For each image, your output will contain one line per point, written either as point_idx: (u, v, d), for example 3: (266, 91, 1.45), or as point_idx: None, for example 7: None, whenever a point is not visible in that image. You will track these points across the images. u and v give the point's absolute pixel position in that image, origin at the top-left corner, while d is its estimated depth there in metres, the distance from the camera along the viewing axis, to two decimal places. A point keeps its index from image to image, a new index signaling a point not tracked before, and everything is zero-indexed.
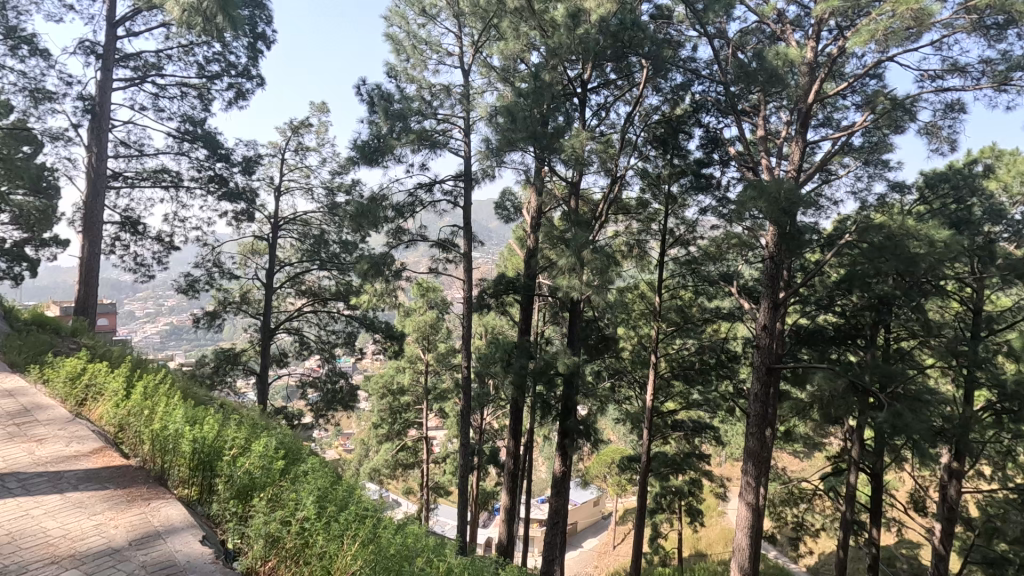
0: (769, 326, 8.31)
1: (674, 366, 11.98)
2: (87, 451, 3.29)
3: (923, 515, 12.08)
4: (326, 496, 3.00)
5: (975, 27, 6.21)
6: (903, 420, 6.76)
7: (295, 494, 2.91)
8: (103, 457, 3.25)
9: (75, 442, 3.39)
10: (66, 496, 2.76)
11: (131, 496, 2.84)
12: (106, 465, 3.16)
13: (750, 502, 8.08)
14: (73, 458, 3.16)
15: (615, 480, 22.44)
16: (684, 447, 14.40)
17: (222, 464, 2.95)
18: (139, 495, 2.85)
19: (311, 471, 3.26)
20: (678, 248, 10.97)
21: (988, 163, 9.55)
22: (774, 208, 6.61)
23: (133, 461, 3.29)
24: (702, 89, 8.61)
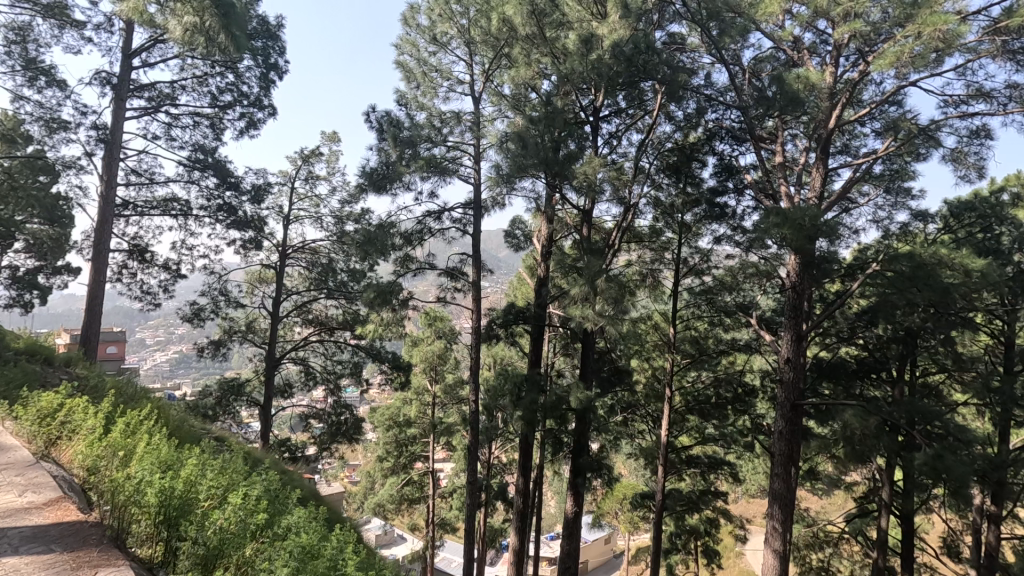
0: (792, 359, 7.96)
1: (690, 400, 11.59)
2: (41, 503, 3.03)
3: (958, 562, 11.36)
4: (305, 562, 2.71)
5: (1001, 51, 6.05)
6: (945, 462, 6.35)
7: (271, 562, 2.62)
8: (57, 511, 2.98)
9: (30, 492, 3.13)
10: (2, 562, 2.45)
11: (77, 562, 2.51)
12: (58, 521, 2.88)
13: (777, 549, 7.56)
14: (23, 513, 2.90)
15: (627, 517, 21.72)
16: (699, 485, 13.82)
17: (189, 524, 2.66)
18: (85, 561, 2.53)
19: (291, 532, 2.96)
20: (692, 278, 10.69)
21: (1013, 191, 9.29)
22: (799, 236, 6.36)
23: (91, 516, 3.00)
24: (716, 116, 8.49)
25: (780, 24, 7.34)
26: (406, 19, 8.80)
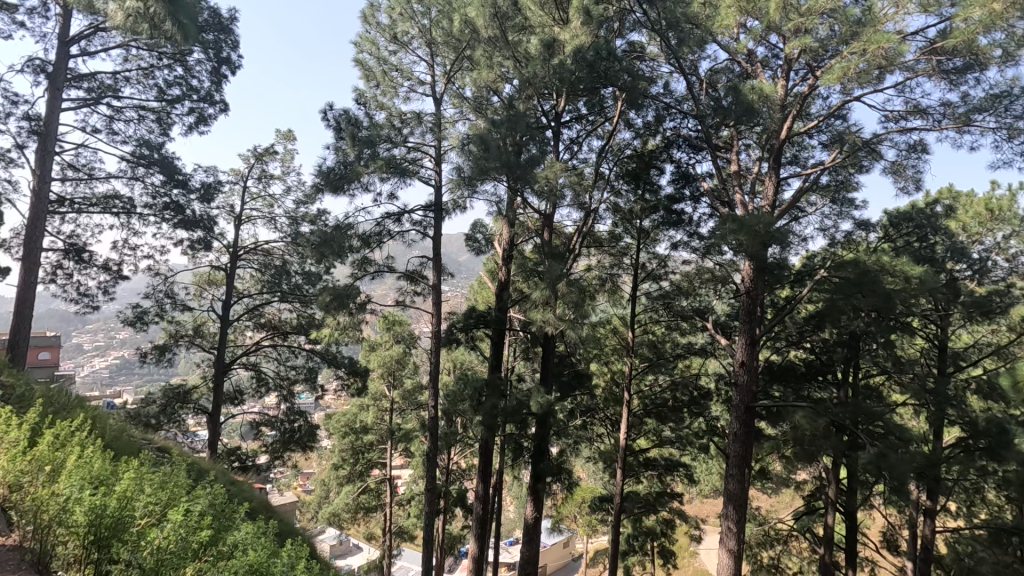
0: (747, 362, 8.18)
1: (647, 403, 11.79)
2: None
3: (897, 555, 11.93)
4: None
5: (936, 70, 6.43)
6: (887, 460, 6.65)
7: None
8: None
9: None
10: None
11: None
12: None
13: (731, 549, 7.71)
14: None
15: (586, 520, 21.92)
16: (656, 486, 14.04)
17: (121, 547, 2.49)
18: None
19: (237, 552, 2.83)
20: (650, 283, 10.89)
21: (946, 203, 9.87)
22: (754, 243, 6.56)
23: (9, 540, 2.78)
24: (674, 125, 8.68)
25: (735, 37, 7.57)
26: (366, 17, 8.63)
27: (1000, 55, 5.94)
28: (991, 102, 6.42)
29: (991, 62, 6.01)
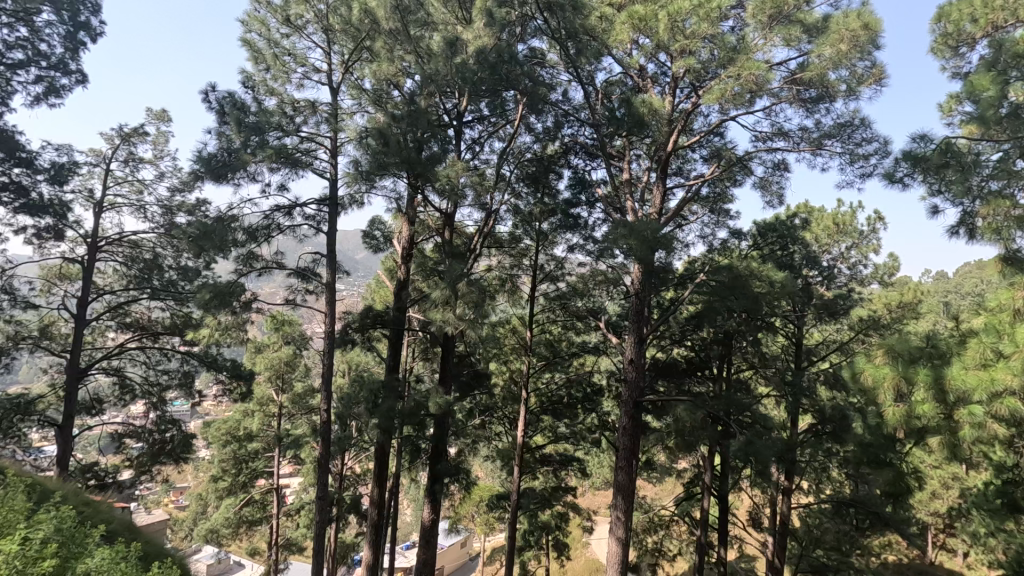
0: (635, 360, 8.67)
1: (544, 401, 12.12)
2: None
3: (760, 531, 13.29)
4: None
5: (796, 98, 7.24)
6: (753, 446, 7.36)
7: None
8: None
9: None
10: None
11: None
12: None
13: (620, 537, 8.14)
14: None
15: (484, 518, 22.10)
16: (551, 481, 14.49)
17: None
18: None
19: None
20: (548, 284, 11.22)
21: (803, 217, 11.15)
22: (642, 247, 6.98)
23: None
24: (571, 132, 9.01)
25: (628, 52, 7.99)
26: None
27: (845, 89, 6.81)
28: (838, 129, 7.35)
29: (838, 94, 6.87)
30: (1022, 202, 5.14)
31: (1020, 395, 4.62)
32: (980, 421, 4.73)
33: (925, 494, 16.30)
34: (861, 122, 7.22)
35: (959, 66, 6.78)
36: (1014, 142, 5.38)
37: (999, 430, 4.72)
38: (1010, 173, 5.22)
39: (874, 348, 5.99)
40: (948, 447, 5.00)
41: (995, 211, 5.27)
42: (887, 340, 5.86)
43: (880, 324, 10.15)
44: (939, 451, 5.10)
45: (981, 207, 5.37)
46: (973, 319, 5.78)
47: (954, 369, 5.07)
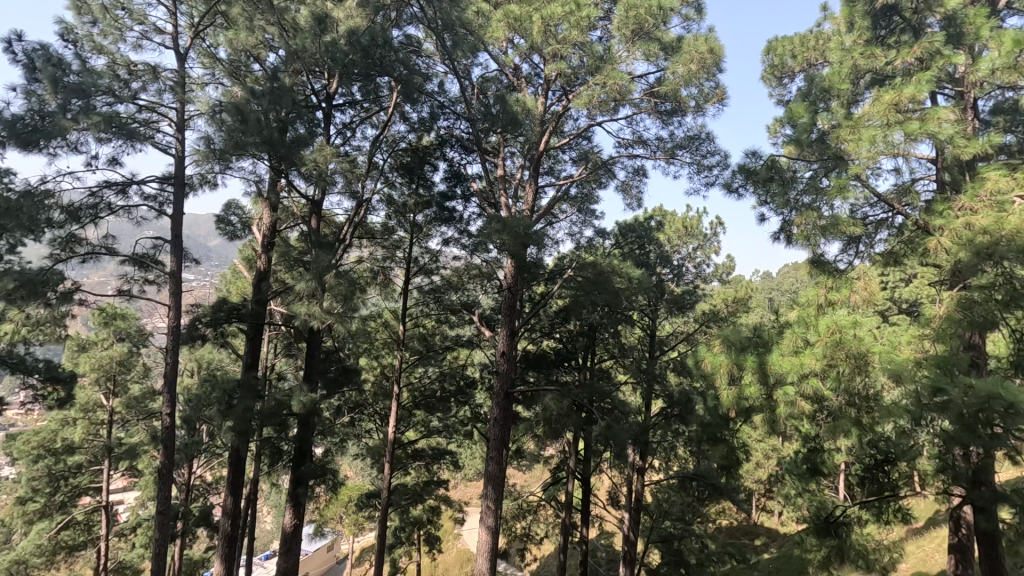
0: (507, 352, 8.89)
1: (416, 395, 11.97)
2: None
3: (617, 508, 14.37)
4: None
5: (654, 109, 7.87)
6: (612, 431, 7.93)
7: None
8: None
9: None
10: None
11: None
12: None
13: (490, 526, 8.32)
14: None
15: (352, 518, 21.33)
16: (423, 476, 14.37)
17: None
18: None
19: None
20: (422, 277, 11.07)
21: (658, 220, 12.20)
22: (514, 242, 7.17)
23: None
24: (447, 124, 8.95)
25: (503, 50, 8.14)
26: None
27: (694, 106, 7.57)
28: (688, 141, 8.14)
29: (689, 110, 7.61)
30: (826, 214, 6.08)
31: (820, 376, 5.50)
32: (791, 399, 5.55)
33: (752, 465, 18.80)
34: (706, 136, 8.08)
35: (782, 94, 7.84)
36: (821, 162, 6.27)
37: (806, 408, 5.56)
38: (818, 189, 6.14)
39: (713, 338, 6.76)
40: (768, 423, 5.80)
41: (807, 221, 6.18)
42: (723, 331, 6.64)
43: (718, 317, 11.48)
44: (762, 426, 5.89)
45: (796, 217, 6.26)
46: (788, 312, 6.76)
47: (774, 355, 5.90)
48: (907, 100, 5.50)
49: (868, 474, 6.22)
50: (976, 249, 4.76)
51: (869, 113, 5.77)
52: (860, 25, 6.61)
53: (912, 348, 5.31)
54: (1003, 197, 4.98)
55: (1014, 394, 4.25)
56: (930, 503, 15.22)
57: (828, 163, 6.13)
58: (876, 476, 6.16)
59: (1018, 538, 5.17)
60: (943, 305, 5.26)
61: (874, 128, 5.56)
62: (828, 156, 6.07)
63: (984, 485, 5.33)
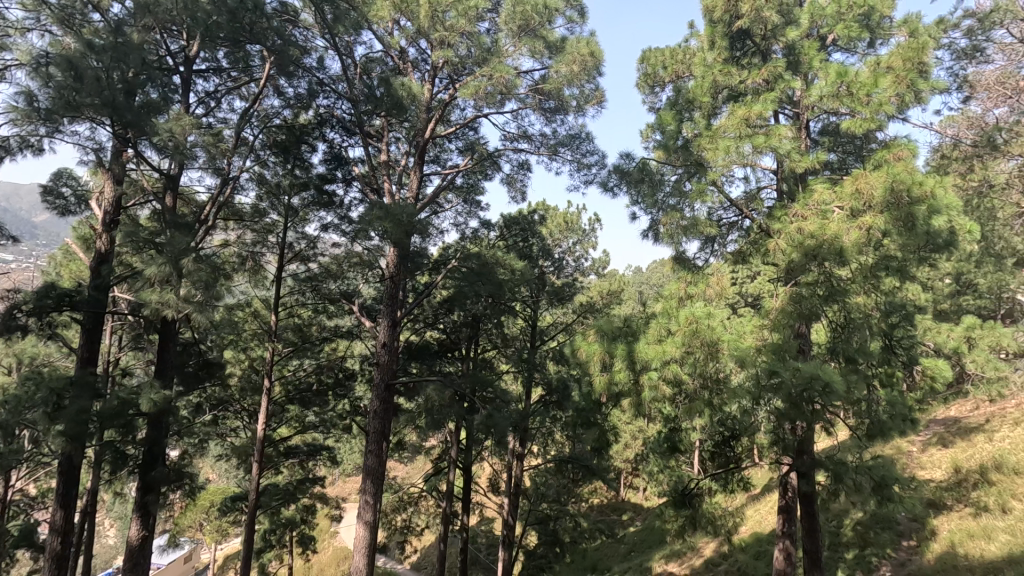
0: (388, 343, 8.67)
1: (290, 389, 11.28)
2: None
3: (498, 495, 14.68)
4: None
5: (538, 106, 8.04)
6: (493, 419, 8.08)
7: None
8: None
9: None
10: None
11: None
12: None
13: (368, 521, 8.10)
14: None
15: (214, 525, 19.64)
16: (297, 473, 13.60)
17: None
18: None
19: None
20: (297, 264, 10.43)
21: (541, 213, 12.56)
22: (397, 230, 6.99)
23: None
24: (327, 103, 8.48)
25: (389, 31, 7.87)
26: None
27: (575, 106, 7.88)
28: (570, 139, 8.48)
29: (570, 109, 7.90)
30: (688, 215, 6.70)
31: (680, 362, 6.07)
32: (654, 383, 6.05)
33: (621, 446, 20.26)
34: (586, 136, 8.47)
35: (654, 102, 8.42)
36: (685, 168, 6.81)
37: (667, 391, 6.09)
38: (682, 192, 6.72)
39: (588, 328, 7.16)
40: (635, 406, 6.29)
41: (672, 220, 6.77)
42: (597, 321, 7.06)
43: (594, 309, 12.12)
44: (629, 410, 6.37)
45: (663, 217, 6.81)
46: (654, 304, 7.36)
47: (641, 343, 6.39)
48: (755, 116, 6.21)
49: (717, 449, 7.00)
50: (804, 251, 5.54)
51: (725, 125, 6.39)
52: (719, 44, 7.29)
53: (754, 336, 5.98)
54: (826, 206, 5.80)
55: (830, 374, 5.02)
56: (764, 472, 17.47)
57: (691, 169, 6.73)
58: (723, 451, 6.97)
59: (829, 497, 6.12)
60: (778, 299, 6.04)
61: (729, 139, 6.20)
62: (691, 162, 6.73)
63: (805, 453, 6.23)
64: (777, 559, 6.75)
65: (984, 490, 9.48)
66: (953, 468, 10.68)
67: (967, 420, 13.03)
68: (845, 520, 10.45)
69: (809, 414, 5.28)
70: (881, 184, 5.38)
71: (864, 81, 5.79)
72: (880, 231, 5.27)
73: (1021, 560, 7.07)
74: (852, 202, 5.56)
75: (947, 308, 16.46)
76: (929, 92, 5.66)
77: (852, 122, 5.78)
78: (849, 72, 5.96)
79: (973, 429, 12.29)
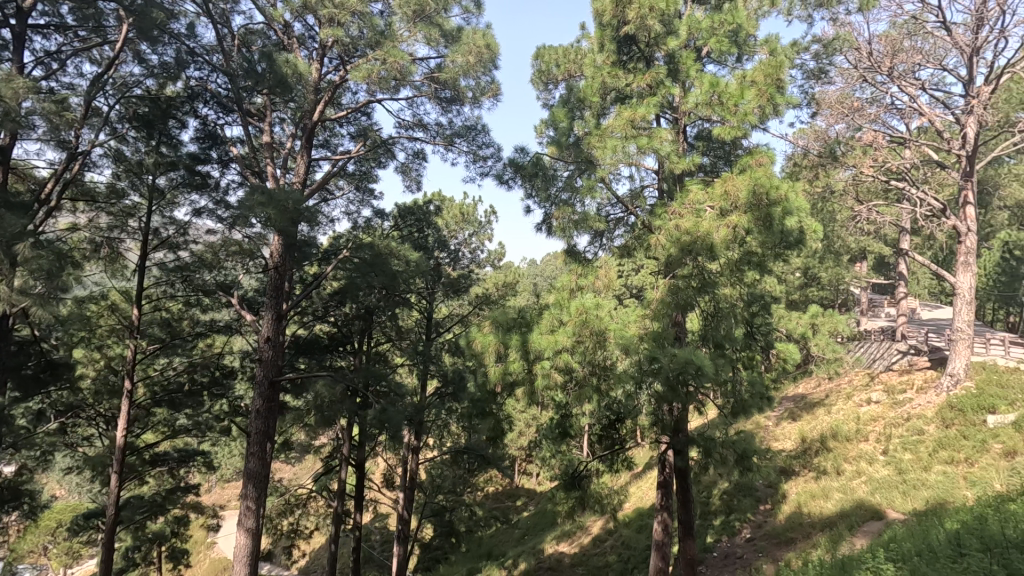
0: (272, 338, 8.12)
1: (156, 391, 10.19)
2: None
3: (392, 490, 14.39)
4: None
5: (434, 95, 7.93)
6: (387, 414, 7.88)
7: None
8: None
9: None
10: None
11: None
12: None
13: (250, 527, 7.57)
14: None
15: (63, 547, 17.33)
16: (165, 483, 12.36)
17: None
18: None
19: None
20: (165, 252, 9.42)
21: (437, 204, 12.44)
22: (282, 218, 6.55)
23: None
24: (199, 75, 7.72)
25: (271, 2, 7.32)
26: None
27: (471, 97, 7.87)
28: (465, 130, 8.46)
29: (466, 100, 7.88)
30: (578, 210, 6.99)
31: (570, 351, 6.33)
32: (546, 372, 6.25)
33: (515, 434, 20.76)
34: (482, 128, 8.50)
35: (547, 98, 8.63)
36: (576, 164, 7.11)
37: (558, 379, 6.32)
38: (573, 188, 7.00)
39: (483, 319, 7.22)
40: (528, 395, 6.46)
41: (564, 215, 7.02)
42: (492, 312, 7.15)
43: (489, 300, 12.23)
44: (523, 399, 6.52)
45: (555, 211, 7.04)
46: (547, 296, 7.58)
47: (534, 334, 6.57)
48: (640, 119, 6.60)
49: (604, 433, 7.38)
50: (681, 247, 6.01)
51: (613, 125, 6.72)
52: (608, 47, 7.64)
53: (637, 325, 6.40)
54: (699, 206, 6.30)
55: (701, 359, 5.51)
56: (645, 451, 18.83)
57: (582, 165, 7.05)
58: (610, 434, 7.37)
59: (701, 470, 6.72)
60: (658, 290, 6.50)
61: (616, 139, 6.53)
62: (581, 159, 6.99)
63: (681, 432, 6.77)
64: (657, 530, 7.29)
65: (823, 456, 10.96)
66: (800, 438, 12.22)
67: (811, 397, 14.97)
68: (713, 490, 11.56)
69: (683, 396, 5.77)
70: (745, 187, 5.96)
71: (732, 92, 6.38)
72: (744, 230, 5.84)
73: (851, 513, 8.26)
74: (721, 203, 6.10)
75: (798, 299, 18.74)
76: (784, 106, 6.38)
77: (723, 128, 6.34)
78: (720, 83, 6.53)
79: (815, 404, 14.16)
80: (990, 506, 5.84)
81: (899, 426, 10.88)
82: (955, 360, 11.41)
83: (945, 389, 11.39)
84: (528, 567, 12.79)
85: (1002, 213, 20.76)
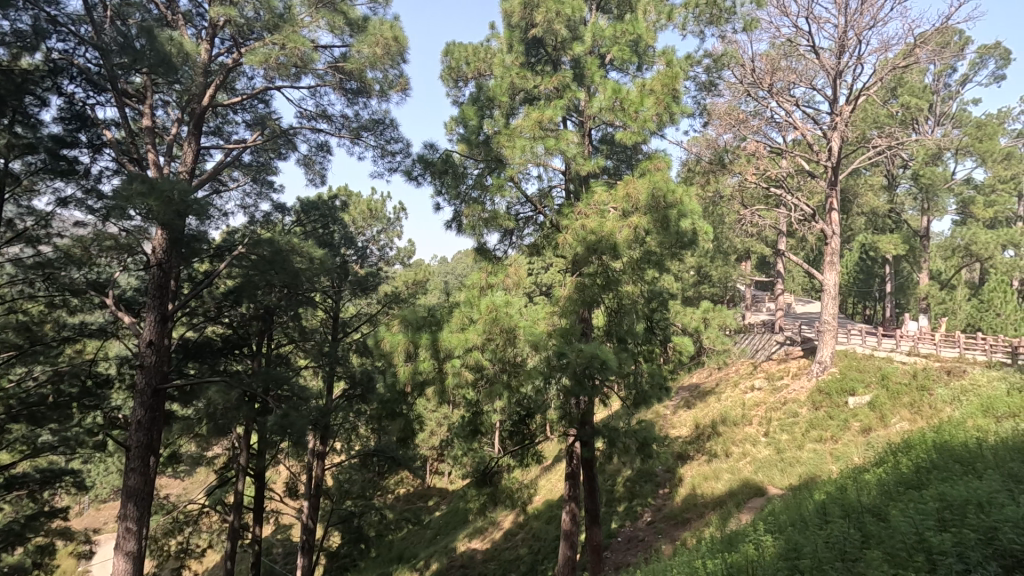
0: (155, 342, 7.40)
1: (12, 404, 8.92)
2: None
3: (296, 499, 13.67)
4: None
5: (338, 85, 7.61)
6: (289, 419, 7.45)
7: None
8: None
9: None
10: None
11: None
12: None
13: (130, 551, 6.84)
14: None
15: None
16: (26, 508, 10.88)
17: None
18: None
19: None
20: (22, 246, 8.29)
21: (343, 199, 12.00)
22: (166, 210, 6.00)
23: None
24: (64, 48, 6.88)
25: None
26: None
27: (378, 90, 7.65)
28: (373, 124, 8.22)
29: (373, 93, 7.65)
30: (488, 209, 7.03)
31: (480, 348, 6.37)
32: (457, 370, 6.24)
33: (426, 434, 20.53)
34: (390, 122, 8.29)
35: (457, 95, 8.57)
36: (486, 163, 7.15)
37: (469, 377, 6.33)
38: (483, 186, 7.02)
39: (392, 317, 7.05)
40: (439, 393, 6.40)
41: (474, 212, 7.04)
42: (401, 310, 7.01)
43: (398, 299, 11.97)
44: (433, 398, 6.45)
45: (465, 209, 7.05)
46: (457, 293, 7.55)
47: (444, 332, 6.53)
48: (547, 120, 6.75)
49: (515, 428, 7.48)
50: (587, 246, 6.25)
51: (522, 125, 6.82)
52: (517, 48, 7.73)
53: (546, 322, 6.55)
54: (603, 206, 6.56)
55: (606, 354, 5.75)
56: (554, 445, 19.37)
57: (491, 164, 7.11)
58: (521, 429, 7.49)
59: (606, 460, 7.03)
60: (566, 287, 6.69)
61: (525, 139, 6.65)
62: (491, 158, 7.04)
63: (587, 424, 7.01)
64: (566, 520, 7.50)
65: (714, 440, 11.85)
66: (694, 425, 13.14)
67: (704, 385, 16.13)
68: (618, 477, 12.12)
69: (590, 388, 6.00)
70: (644, 190, 6.30)
71: (633, 99, 6.71)
72: (644, 230, 6.18)
73: (738, 491, 9.03)
74: (623, 204, 6.39)
75: (692, 295, 20.08)
76: (680, 115, 6.80)
77: (624, 133, 6.67)
78: (622, 90, 6.85)
79: (707, 393, 15.28)
80: (850, 477, 6.65)
81: (778, 410, 12.03)
82: (823, 349, 12.81)
83: (815, 375, 12.77)
84: (440, 567, 12.70)
85: (859, 218, 23.61)
